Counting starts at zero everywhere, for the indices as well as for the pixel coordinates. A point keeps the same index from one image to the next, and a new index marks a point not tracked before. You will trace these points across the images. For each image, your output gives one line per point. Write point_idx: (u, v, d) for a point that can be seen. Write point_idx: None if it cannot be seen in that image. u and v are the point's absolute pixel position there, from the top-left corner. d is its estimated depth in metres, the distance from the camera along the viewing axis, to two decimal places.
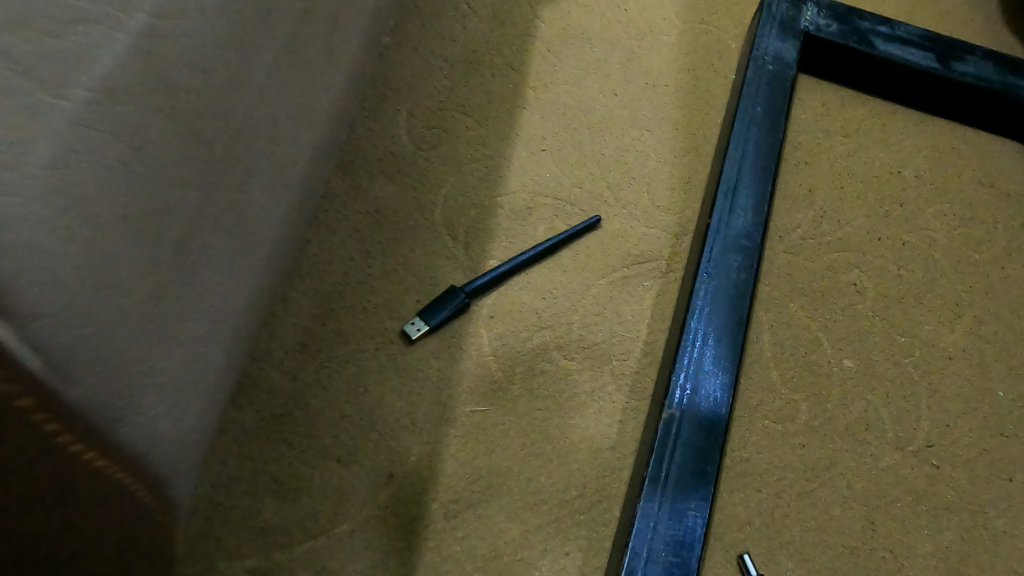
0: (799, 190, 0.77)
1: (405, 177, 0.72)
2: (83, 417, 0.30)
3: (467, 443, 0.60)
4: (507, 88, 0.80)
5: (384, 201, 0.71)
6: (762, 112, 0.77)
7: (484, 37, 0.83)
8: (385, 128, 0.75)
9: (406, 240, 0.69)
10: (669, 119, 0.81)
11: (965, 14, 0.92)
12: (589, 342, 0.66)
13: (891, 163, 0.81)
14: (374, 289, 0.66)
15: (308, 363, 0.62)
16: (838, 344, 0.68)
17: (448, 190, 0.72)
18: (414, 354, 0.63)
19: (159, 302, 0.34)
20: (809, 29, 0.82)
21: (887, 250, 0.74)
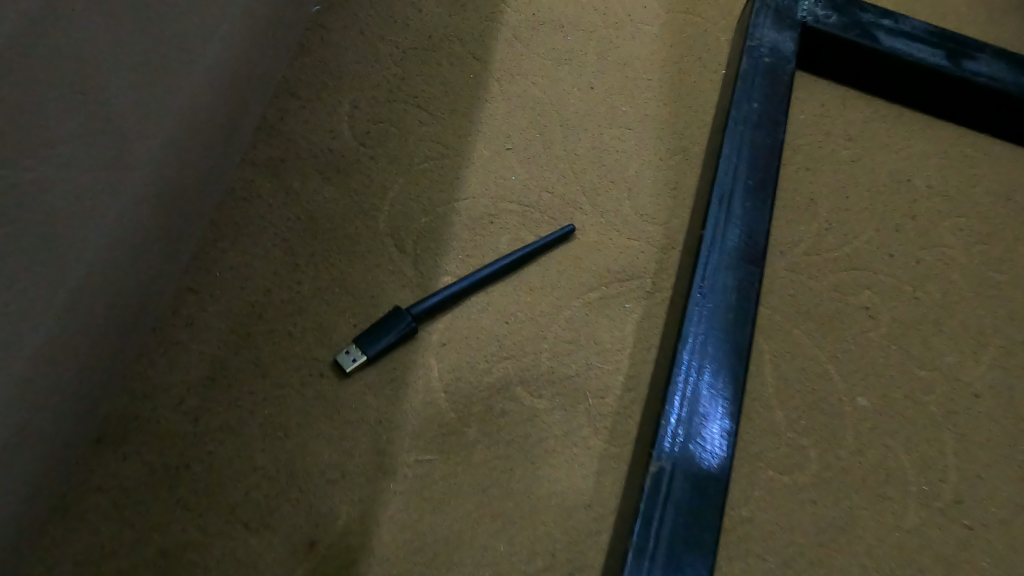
0: (800, 200, 0.67)
1: (344, 177, 0.61)
2: None
3: (410, 502, 0.49)
4: (467, 78, 0.69)
5: (318, 205, 0.59)
6: (758, 109, 0.67)
7: (440, 20, 0.72)
8: (323, 120, 0.64)
9: (343, 251, 0.57)
10: (652, 116, 0.71)
11: (974, 9, 0.83)
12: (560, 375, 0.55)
13: (900, 172, 0.72)
14: (301, 310, 0.54)
15: (215, 400, 0.50)
16: (850, 380, 0.58)
17: (396, 193, 0.61)
18: (348, 391, 0.52)
19: None
20: (807, 19, 0.73)
21: (901, 269, 0.65)
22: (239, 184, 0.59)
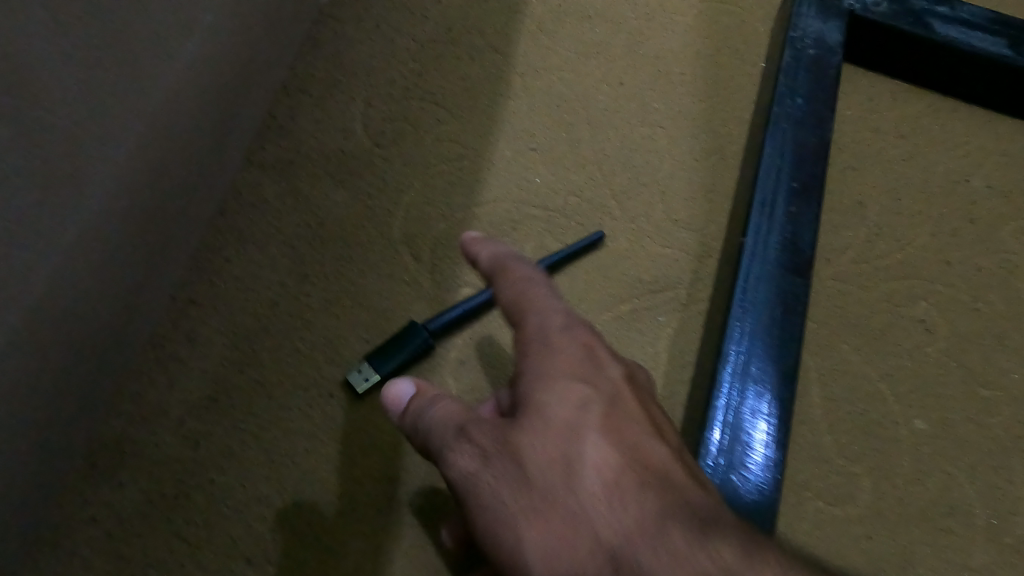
0: (847, 202, 0.62)
1: (358, 180, 0.57)
2: None
3: (426, 536, 0.46)
4: (489, 73, 0.65)
5: (328, 210, 0.56)
6: (803, 105, 0.63)
7: (460, 10, 0.68)
8: (335, 120, 0.60)
9: (356, 261, 0.54)
10: (686, 112, 0.66)
11: None
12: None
13: (957, 170, 0.66)
14: (311, 325, 0.51)
15: (218, 423, 0.47)
16: (904, 400, 0.54)
17: (413, 197, 0.57)
18: (359, 414, 0.48)
19: None
20: (854, 7, 0.68)
21: (960, 277, 0.60)
22: (245, 188, 0.56)
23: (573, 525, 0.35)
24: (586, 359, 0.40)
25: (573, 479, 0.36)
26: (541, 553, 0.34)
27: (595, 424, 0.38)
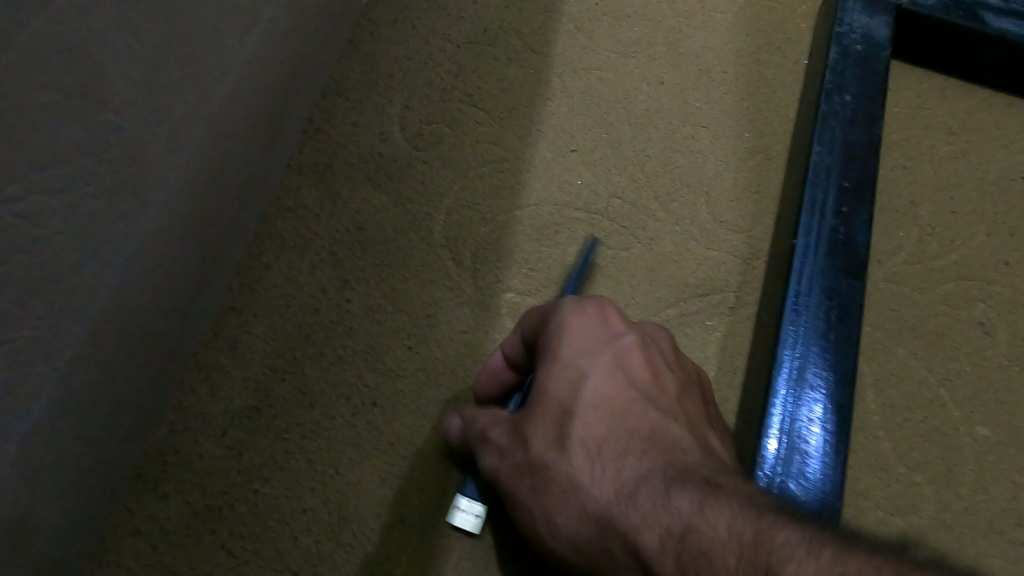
0: (898, 202, 0.61)
1: (397, 184, 0.56)
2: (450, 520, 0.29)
3: (474, 548, 0.44)
4: (527, 74, 0.64)
5: (368, 215, 0.55)
6: (851, 102, 0.61)
7: (497, 10, 0.67)
8: (373, 123, 0.59)
9: (398, 267, 0.53)
10: (729, 111, 0.65)
11: None
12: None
13: (1012, 168, 0.64)
14: (353, 332, 0.50)
15: (261, 432, 0.46)
16: (965, 406, 0.52)
17: (453, 201, 0.56)
18: (404, 423, 0.47)
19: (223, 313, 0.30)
20: (902, 2, 0.66)
21: (1019, 278, 0.57)
22: (285, 193, 0.55)
23: (573, 490, 0.38)
24: (605, 340, 0.43)
25: (570, 441, 0.39)
26: (547, 510, 0.39)
27: (593, 394, 0.40)
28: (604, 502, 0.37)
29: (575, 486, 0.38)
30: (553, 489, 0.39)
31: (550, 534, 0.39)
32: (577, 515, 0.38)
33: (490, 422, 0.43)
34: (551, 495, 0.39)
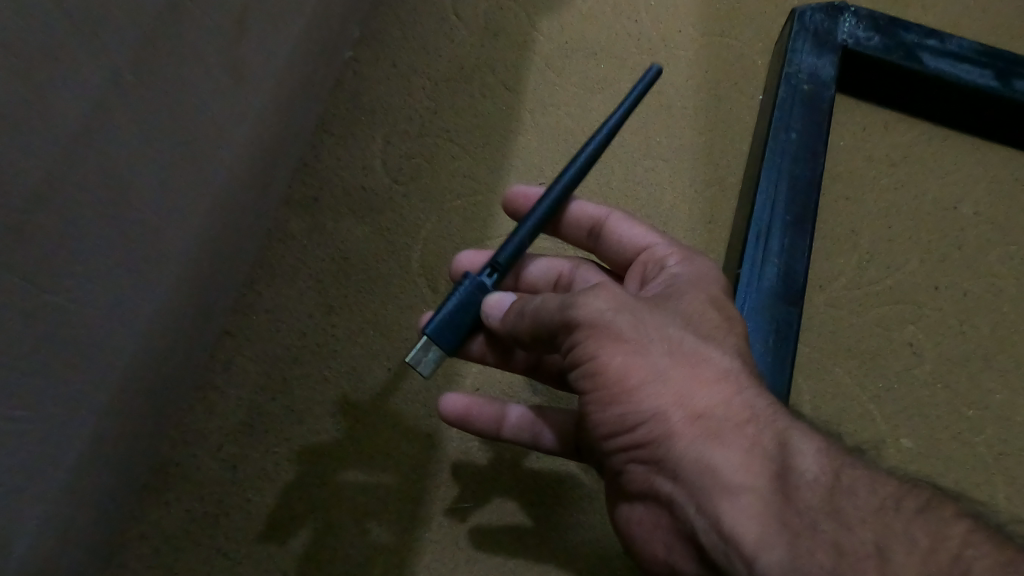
0: (839, 230, 0.66)
1: (378, 215, 0.61)
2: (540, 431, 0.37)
3: (444, 550, 0.50)
4: (500, 110, 0.70)
5: (350, 244, 0.60)
6: (797, 139, 0.66)
7: (474, 49, 0.73)
8: (357, 156, 0.64)
9: (378, 294, 0.58)
10: (686, 145, 0.70)
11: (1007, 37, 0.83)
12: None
13: (947, 198, 0.69)
14: (338, 352, 0.55)
15: (252, 445, 0.51)
16: (891, 419, 0.57)
17: (429, 231, 0.61)
18: (382, 437, 0.52)
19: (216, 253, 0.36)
20: (848, 42, 0.73)
21: (946, 301, 0.63)
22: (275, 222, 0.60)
23: (706, 383, 0.37)
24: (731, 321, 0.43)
25: (711, 352, 0.38)
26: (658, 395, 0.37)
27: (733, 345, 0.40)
28: (749, 398, 0.36)
29: (703, 379, 0.37)
30: (674, 356, 0.37)
31: (641, 398, 0.37)
32: (687, 415, 0.36)
33: (605, 283, 0.40)
34: (674, 370, 0.37)
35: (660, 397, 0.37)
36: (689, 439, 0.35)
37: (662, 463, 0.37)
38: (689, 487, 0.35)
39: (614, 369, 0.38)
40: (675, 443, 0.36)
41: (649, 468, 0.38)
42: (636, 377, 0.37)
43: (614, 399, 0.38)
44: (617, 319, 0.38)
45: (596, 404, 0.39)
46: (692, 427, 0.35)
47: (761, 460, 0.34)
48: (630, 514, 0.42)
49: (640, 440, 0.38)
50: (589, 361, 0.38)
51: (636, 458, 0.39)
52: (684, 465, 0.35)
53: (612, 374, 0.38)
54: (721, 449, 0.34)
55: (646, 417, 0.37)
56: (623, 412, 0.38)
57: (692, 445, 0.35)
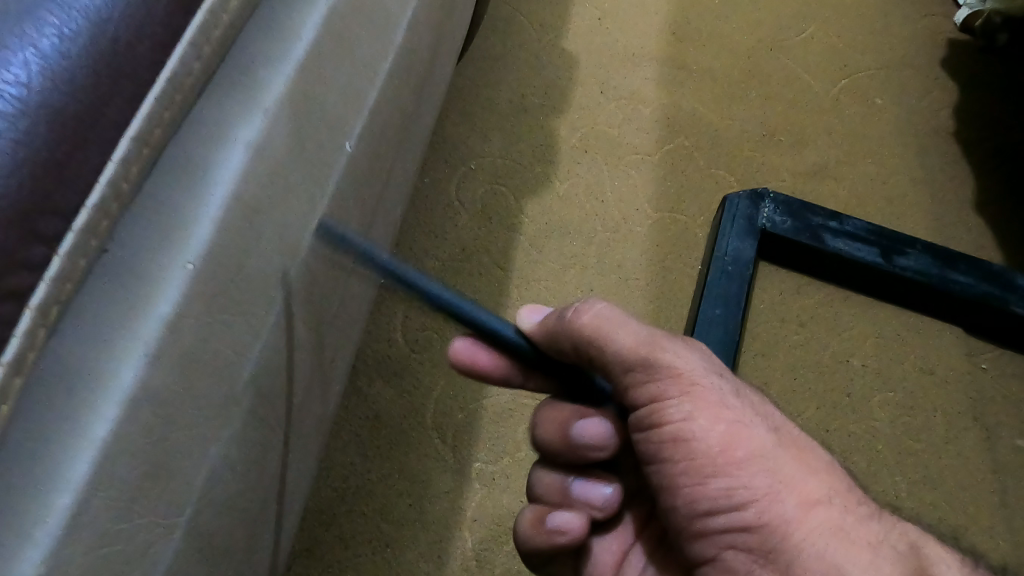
0: (754, 384, 0.86)
1: (400, 379, 0.81)
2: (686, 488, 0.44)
3: None
4: (494, 286, 0.91)
5: (380, 404, 0.79)
6: (721, 313, 0.86)
7: (475, 233, 0.94)
8: (382, 330, 0.83)
9: (401, 443, 0.77)
10: (638, 312, 0.92)
11: (889, 213, 1.06)
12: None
13: (843, 352, 0.90)
14: (373, 492, 0.75)
15: (314, 566, 0.71)
16: None
17: (439, 392, 0.80)
18: (407, 559, 0.72)
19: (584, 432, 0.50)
20: (765, 225, 0.92)
21: (834, 441, 0.84)
22: None
23: (812, 469, 0.43)
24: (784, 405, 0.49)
25: (806, 445, 0.45)
26: (775, 481, 0.42)
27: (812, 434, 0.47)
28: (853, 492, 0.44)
29: (810, 467, 0.44)
30: (784, 447, 0.43)
31: (751, 477, 0.42)
32: (803, 500, 0.42)
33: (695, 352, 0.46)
34: (780, 455, 0.43)
35: (774, 478, 0.42)
36: (811, 523, 0.42)
37: (769, 530, 0.42)
38: (809, 564, 0.41)
39: (717, 442, 0.43)
40: (783, 516, 0.42)
41: (746, 533, 0.43)
42: (739, 458, 0.42)
43: (719, 473, 0.43)
44: (718, 400, 0.43)
45: (687, 472, 0.44)
46: (812, 517, 0.42)
47: (888, 556, 0.41)
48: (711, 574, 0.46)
49: (747, 524, 0.43)
50: (691, 434, 0.43)
51: (740, 538, 0.43)
52: (798, 541, 0.42)
53: (718, 449, 0.43)
54: (843, 543, 0.41)
55: (758, 493, 0.42)
56: (729, 485, 0.43)
57: (813, 533, 0.42)
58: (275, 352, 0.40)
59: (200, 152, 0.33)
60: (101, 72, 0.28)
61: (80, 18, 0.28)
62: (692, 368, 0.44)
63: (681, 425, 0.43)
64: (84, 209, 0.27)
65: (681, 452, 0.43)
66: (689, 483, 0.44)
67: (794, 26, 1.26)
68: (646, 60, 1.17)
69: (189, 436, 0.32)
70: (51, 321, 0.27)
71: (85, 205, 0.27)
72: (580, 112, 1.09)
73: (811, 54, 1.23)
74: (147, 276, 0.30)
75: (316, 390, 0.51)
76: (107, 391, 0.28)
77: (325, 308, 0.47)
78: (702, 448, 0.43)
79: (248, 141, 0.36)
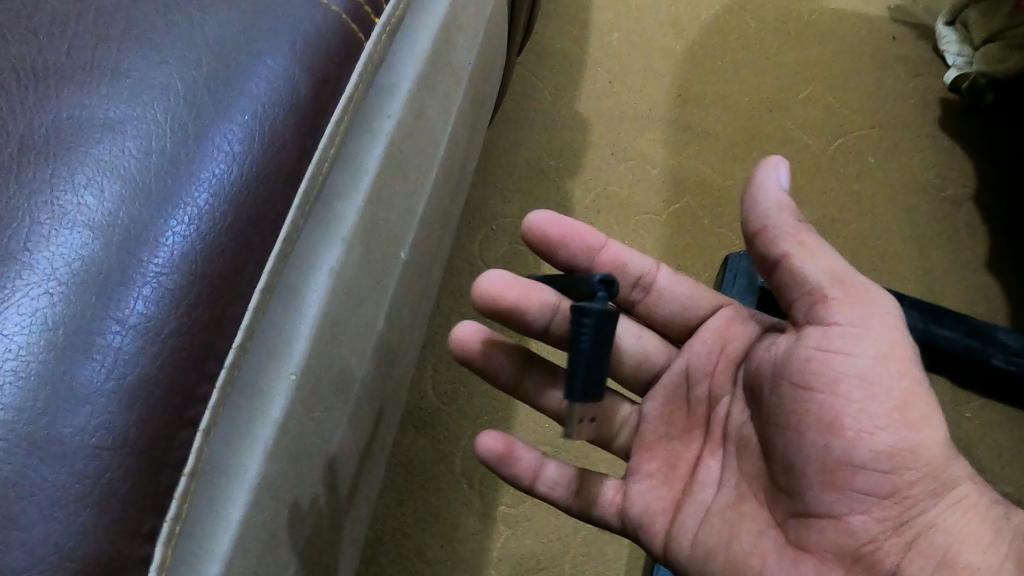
0: None
1: (431, 428, 0.89)
2: (850, 430, 0.47)
3: None
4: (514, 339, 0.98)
5: (414, 452, 0.88)
6: None
7: None
8: (414, 383, 0.92)
9: (433, 488, 0.86)
10: None
11: (880, 269, 1.15)
12: (590, 569, 0.83)
13: None
14: (409, 533, 0.83)
15: None
16: None
17: (466, 440, 0.88)
18: None
19: None
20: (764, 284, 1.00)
21: None
22: None
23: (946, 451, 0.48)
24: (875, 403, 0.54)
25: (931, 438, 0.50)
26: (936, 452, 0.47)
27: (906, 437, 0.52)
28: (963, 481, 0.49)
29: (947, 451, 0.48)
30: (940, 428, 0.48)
31: (920, 443, 0.46)
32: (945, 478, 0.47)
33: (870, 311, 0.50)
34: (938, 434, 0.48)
35: (935, 452, 0.47)
36: (947, 499, 0.47)
37: (909, 499, 0.46)
38: (939, 533, 0.46)
39: (898, 393, 0.47)
40: (930, 487, 0.47)
41: (887, 496, 0.47)
42: (914, 420, 0.47)
43: (890, 428, 0.46)
44: (908, 355, 0.48)
45: (858, 414, 0.46)
46: (950, 494, 0.47)
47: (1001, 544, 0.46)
48: (813, 539, 0.48)
49: (894, 484, 0.46)
50: (871, 377, 0.47)
51: (878, 493, 0.47)
52: (935, 511, 0.46)
53: (897, 401, 0.47)
54: (969, 517, 0.47)
55: (918, 459, 0.46)
56: (898, 441, 0.46)
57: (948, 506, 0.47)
58: (343, 430, 0.48)
59: (296, 281, 0.43)
60: (238, 240, 0.37)
61: (214, 188, 0.36)
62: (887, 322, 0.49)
63: (869, 366, 0.47)
64: (232, 348, 0.35)
65: (864, 393, 0.47)
66: (856, 424, 0.46)
67: (793, 88, 1.35)
68: (654, 121, 1.26)
69: (285, 508, 0.41)
70: (209, 436, 0.34)
71: (232, 346, 0.35)
72: (593, 172, 1.17)
73: (809, 113, 1.32)
74: (266, 386, 0.39)
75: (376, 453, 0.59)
76: (239, 480, 0.37)
77: (382, 387, 0.56)
78: (883, 394, 0.47)
79: (330, 267, 0.45)
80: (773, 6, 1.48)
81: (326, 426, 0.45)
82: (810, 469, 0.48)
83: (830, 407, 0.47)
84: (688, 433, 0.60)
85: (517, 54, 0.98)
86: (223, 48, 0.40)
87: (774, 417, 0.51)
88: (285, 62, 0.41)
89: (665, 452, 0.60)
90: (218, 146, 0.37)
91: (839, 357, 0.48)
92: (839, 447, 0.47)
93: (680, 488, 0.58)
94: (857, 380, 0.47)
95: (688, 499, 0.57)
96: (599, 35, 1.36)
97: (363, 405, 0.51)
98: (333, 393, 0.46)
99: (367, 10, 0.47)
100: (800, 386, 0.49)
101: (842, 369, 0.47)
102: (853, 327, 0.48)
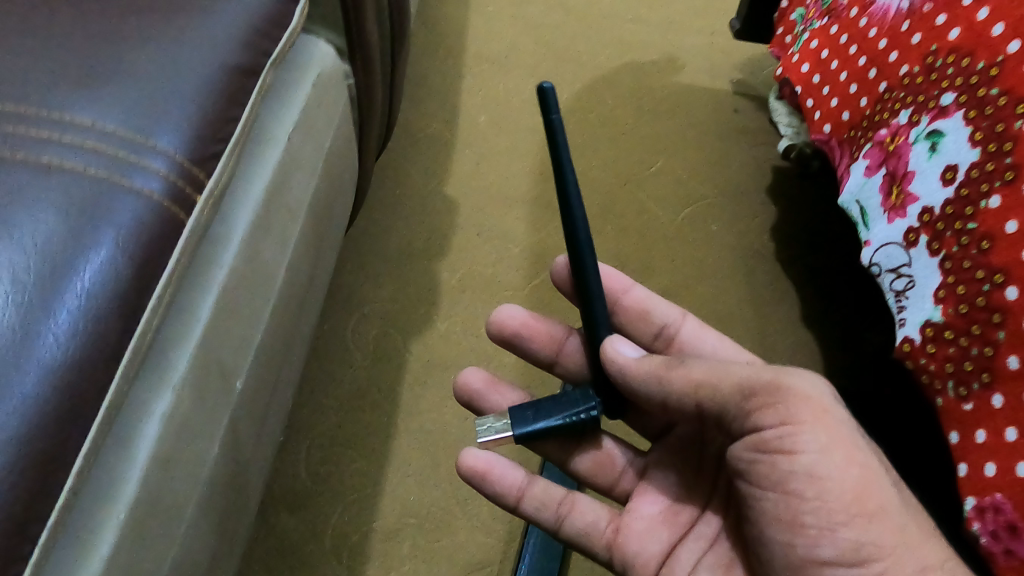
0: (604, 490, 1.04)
1: (303, 510, 0.98)
2: (807, 527, 0.56)
3: None
4: (383, 420, 1.06)
5: (285, 533, 0.96)
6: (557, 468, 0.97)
7: (368, 372, 1.10)
8: (287, 468, 1.01)
9: (303, 565, 0.94)
10: None
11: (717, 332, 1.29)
12: None
13: None
14: None
15: None
16: None
17: (336, 518, 0.98)
18: None
19: (494, 384, 0.86)
20: None
21: None
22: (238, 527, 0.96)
23: (925, 535, 0.57)
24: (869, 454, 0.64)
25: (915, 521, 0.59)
26: (903, 548, 0.55)
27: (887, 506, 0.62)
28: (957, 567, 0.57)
29: (925, 536, 0.57)
30: (907, 514, 0.57)
31: (877, 534, 0.55)
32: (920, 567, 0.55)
33: (812, 395, 0.59)
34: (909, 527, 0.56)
35: (897, 541, 0.55)
36: None
37: None
38: None
39: (850, 485, 0.56)
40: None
41: None
42: (863, 511, 0.55)
43: (849, 522, 0.55)
44: (852, 447, 0.58)
45: (817, 510, 0.56)
46: None
47: None
48: None
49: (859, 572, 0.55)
50: (817, 472, 0.57)
51: None
52: None
53: (850, 493, 0.56)
54: None
55: (882, 550, 0.55)
56: (858, 534, 0.55)
57: None
58: (180, 549, 0.57)
59: (131, 429, 0.52)
60: (58, 422, 0.45)
61: (41, 374, 0.45)
62: (822, 412, 0.58)
63: (816, 462, 0.57)
64: (55, 508, 0.45)
65: (818, 488, 0.56)
66: (810, 520, 0.56)
67: (644, 163, 1.50)
68: (517, 201, 1.37)
69: None
70: None
71: (56, 506, 0.45)
72: (457, 255, 1.27)
73: (658, 186, 1.46)
74: (93, 528, 0.48)
75: (228, 555, 0.68)
76: None
77: (226, 500, 0.65)
78: (836, 485, 0.56)
79: (162, 411, 0.54)
80: (629, 86, 1.63)
81: (161, 550, 0.54)
82: (785, 555, 0.58)
83: (788, 504, 0.58)
84: (692, 485, 0.74)
85: (375, 158, 1.07)
86: (55, 248, 0.48)
87: (753, 510, 0.61)
88: (111, 254, 0.50)
89: (670, 500, 0.74)
90: (48, 337, 0.46)
91: (787, 455, 0.58)
92: (802, 541, 0.57)
93: (678, 533, 0.71)
94: (804, 478, 0.57)
95: (683, 544, 0.70)
96: (468, 119, 1.48)
97: (202, 522, 0.60)
98: (166, 521, 0.55)
99: (191, 191, 0.56)
100: (768, 484, 0.59)
101: (788, 467, 0.58)
102: (788, 423, 0.58)
